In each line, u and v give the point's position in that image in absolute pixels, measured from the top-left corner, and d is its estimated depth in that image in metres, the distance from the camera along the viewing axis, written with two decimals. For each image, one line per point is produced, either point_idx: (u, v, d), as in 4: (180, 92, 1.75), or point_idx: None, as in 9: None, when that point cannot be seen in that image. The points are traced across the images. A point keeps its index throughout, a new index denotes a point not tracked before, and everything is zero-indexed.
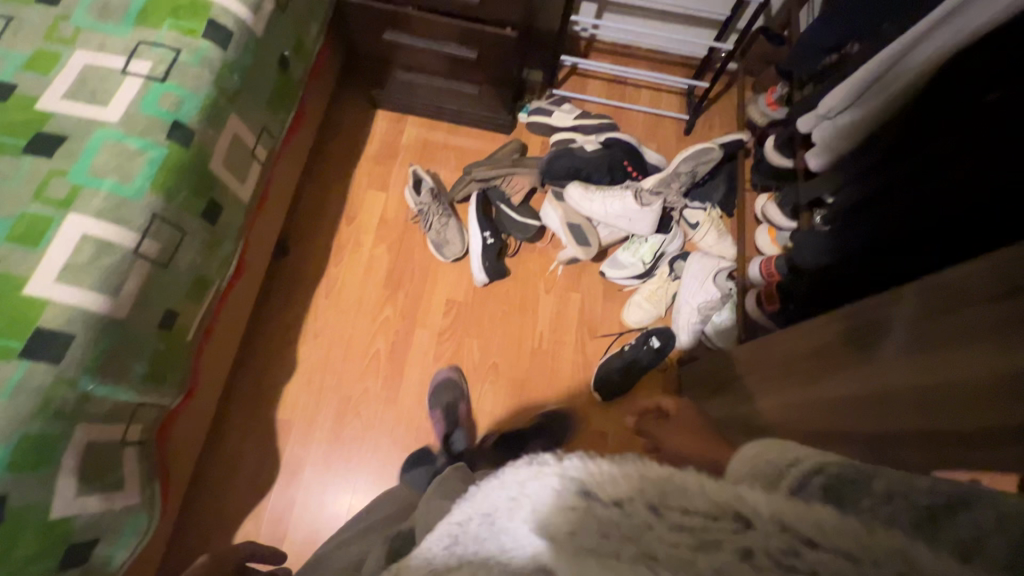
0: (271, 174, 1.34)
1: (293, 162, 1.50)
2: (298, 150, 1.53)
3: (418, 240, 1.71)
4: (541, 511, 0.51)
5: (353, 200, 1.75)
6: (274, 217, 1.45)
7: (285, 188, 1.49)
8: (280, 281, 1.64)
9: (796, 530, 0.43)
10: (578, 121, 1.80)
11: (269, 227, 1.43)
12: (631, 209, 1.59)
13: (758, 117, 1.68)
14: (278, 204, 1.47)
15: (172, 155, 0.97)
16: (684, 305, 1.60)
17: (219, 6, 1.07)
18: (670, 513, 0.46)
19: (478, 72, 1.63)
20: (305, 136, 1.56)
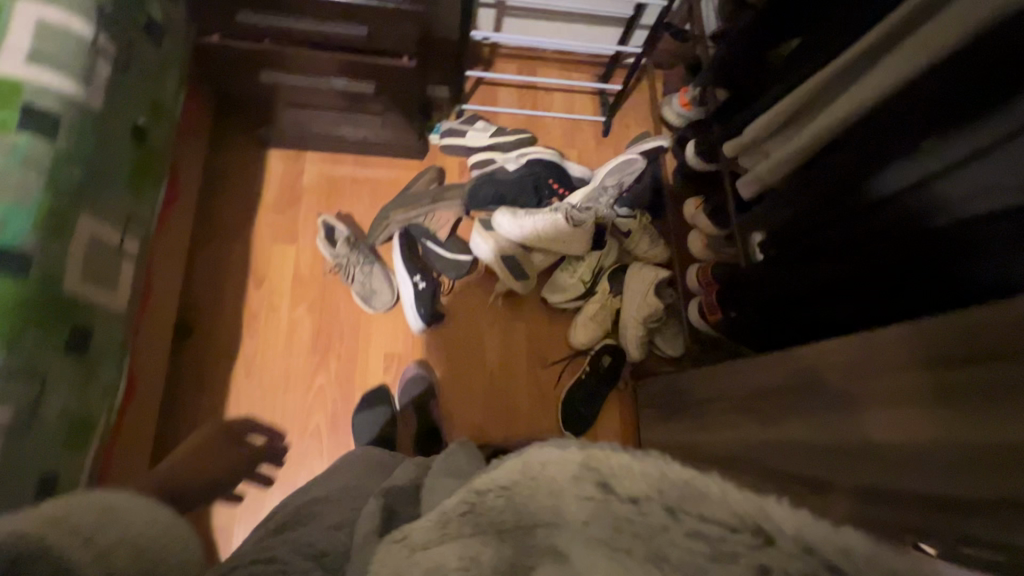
0: (150, 264, 1.13)
1: (174, 236, 1.28)
2: (178, 223, 1.29)
3: (341, 294, 1.55)
4: (562, 495, 0.63)
5: (257, 261, 1.55)
6: (161, 306, 1.23)
7: (167, 270, 1.26)
8: (186, 368, 1.43)
9: (822, 555, 0.52)
10: (495, 139, 1.70)
11: (155, 323, 1.21)
12: (564, 232, 1.52)
13: (674, 118, 1.67)
14: (164, 292, 1.25)
15: (5, 292, 0.77)
16: (630, 320, 1.55)
17: (33, 84, 0.84)
18: (688, 519, 0.57)
19: (378, 108, 1.48)
20: (186, 200, 1.33)
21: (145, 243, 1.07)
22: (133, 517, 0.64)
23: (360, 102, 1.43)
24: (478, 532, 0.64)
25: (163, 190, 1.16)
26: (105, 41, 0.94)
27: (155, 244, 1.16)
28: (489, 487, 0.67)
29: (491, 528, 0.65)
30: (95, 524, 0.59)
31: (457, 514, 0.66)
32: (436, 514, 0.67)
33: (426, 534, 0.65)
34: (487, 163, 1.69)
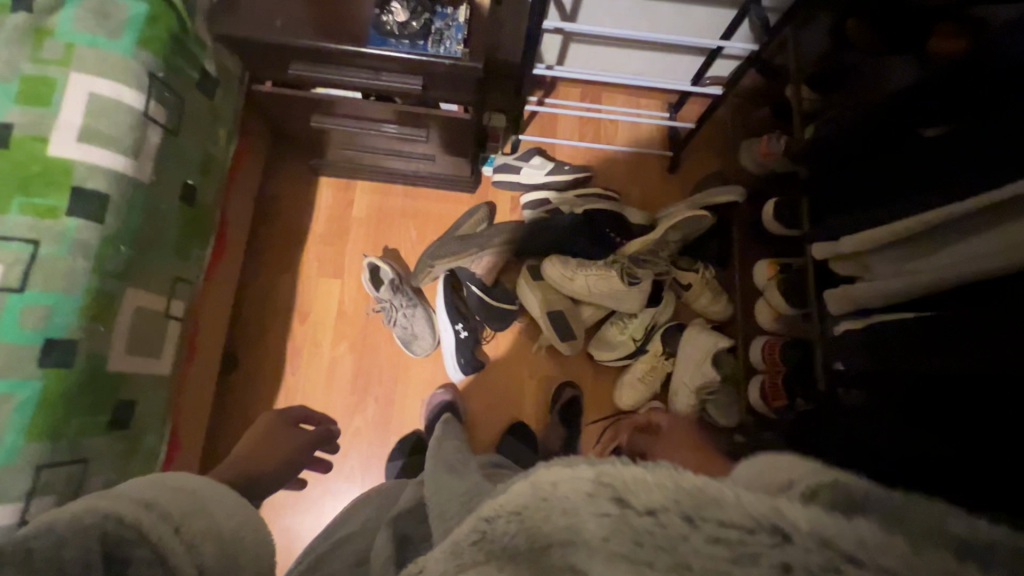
0: (197, 318, 1.13)
1: (227, 282, 1.29)
2: (228, 266, 1.30)
3: (383, 334, 1.53)
4: (575, 513, 0.46)
5: (304, 295, 1.54)
6: (215, 353, 1.26)
7: (222, 316, 1.28)
8: (230, 405, 1.45)
9: (840, 547, 0.40)
10: (551, 176, 1.59)
11: (209, 371, 1.24)
12: (617, 290, 1.42)
13: (752, 163, 1.49)
14: (218, 338, 1.27)
15: (51, 386, 0.78)
16: (683, 386, 1.44)
17: (84, 164, 0.83)
18: (708, 525, 0.42)
19: (427, 144, 1.41)
20: (236, 238, 1.33)
21: (190, 303, 1.07)
22: (219, 509, 0.60)
23: (412, 140, 1.39)
24: (491, 561, 0.49)
25: (213, 246, 1.16)
26: (156, 108, 0.92)
27: (205, 299, 1.17)
28: (500, 513, 0.51)
29: (506, 556, 0.49)
30: (182, 509, 0.57)
31: (467, 545, 0.52)
32: (448, 543, 0.55)
33: (437, 568, 0.52)
34: (541, 203, 1.59)
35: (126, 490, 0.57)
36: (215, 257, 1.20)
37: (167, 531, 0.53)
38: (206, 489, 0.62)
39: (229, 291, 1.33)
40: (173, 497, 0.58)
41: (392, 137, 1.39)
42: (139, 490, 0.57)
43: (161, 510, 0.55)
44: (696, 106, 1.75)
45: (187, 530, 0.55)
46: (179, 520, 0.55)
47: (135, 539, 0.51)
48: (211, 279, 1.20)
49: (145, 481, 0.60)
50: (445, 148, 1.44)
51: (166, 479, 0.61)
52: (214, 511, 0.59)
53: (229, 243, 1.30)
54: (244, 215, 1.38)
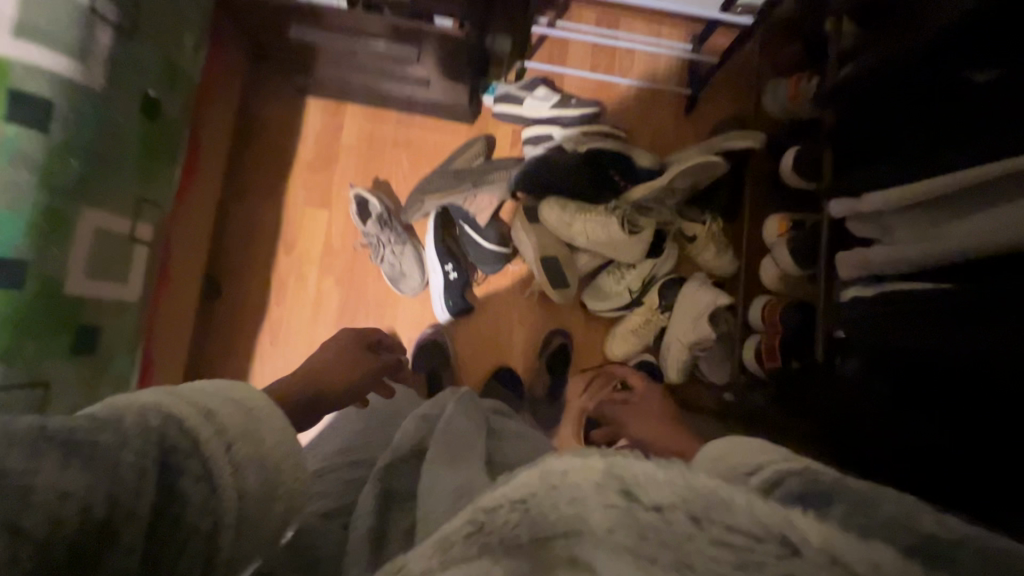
0: (168, 241, 1.07)
1: (201, 208, 1.23)
2: (203, 190, 1.23)
3: (370, 269, 1.47)
4: (583, 503, 0.45)
5: (289, 224, 1.48)
6: (190, 279, 1.22)
7: (197, 241, 1.23)
8: (213, 335, 1.43)
9: (851, 566, 0.41)
10: (555, 110, 1.47)
11: (185, 298, 1.21)
12: (616, 238, 1.35)
13: (776, 109, 1.37)
14: (195, 265, 1.23)
15: (3, 305, 0.75)
16: (675, 342, 1.39)
17: (21, 64, 0.74)
18: (715, 530, 0.42)
19: (419, 63, 1.28)
20: (209, 159, 1.24)
21: (159, 225, 1.01)
22: (270, 434, 0.57)
23: (406, 61, 1.28)
24: (486, 556, 0.45)
25: (184, 166, 1.08)
26: (103, 3, 0.82)
27: (177, 223, 1.11)
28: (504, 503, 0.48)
29: (503, 549, 0.45)
30: (238, 427, 0.54)
31: (460, 538, 0.47)
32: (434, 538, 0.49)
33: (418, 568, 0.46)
34: (542, 139, 1.48)
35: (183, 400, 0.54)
36: (188, 179, 1.13)
37: (218, 450, 0.52)
38: (260, 409, 0.58)
39: (208, 217, 1.27)
40: (234, 410, 0.56)
41: (383, 56, 1.28)
42: (196, 397, 0.55)
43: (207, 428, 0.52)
44: (722, 38, 1.58)
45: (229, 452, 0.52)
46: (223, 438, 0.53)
47: (187, 452, 0.50)
48: (183, 202, 1.13)
49: (200, 392, 0.55)
50: (442, 72, 1.32)
51: (223, 393, 0.57)
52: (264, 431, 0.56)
53: (204, 163, 1.22)
54: (221, 135, 1.29)
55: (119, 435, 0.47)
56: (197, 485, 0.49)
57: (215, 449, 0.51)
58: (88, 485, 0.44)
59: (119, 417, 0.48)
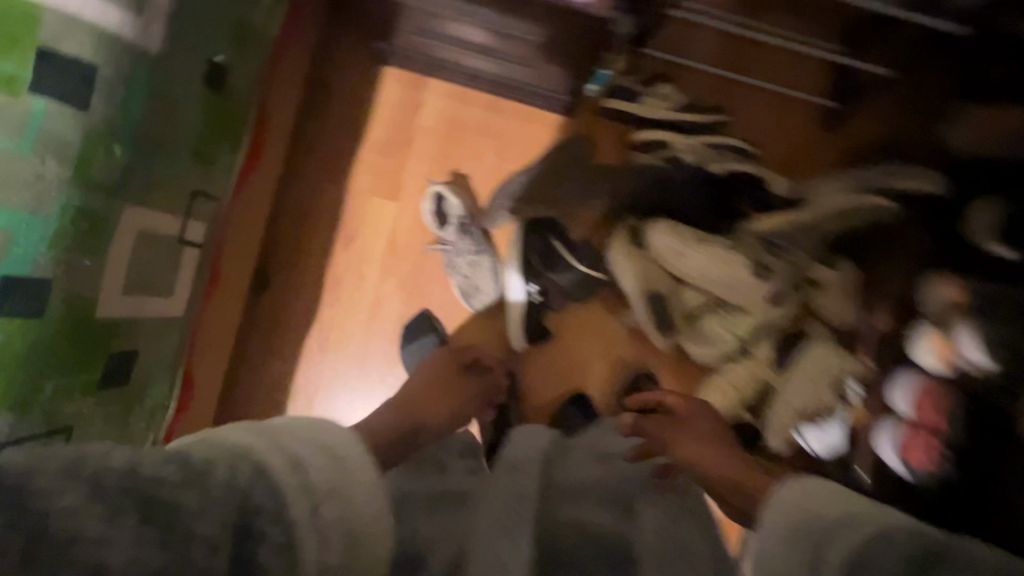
0: (221, 239, 0.89)
1: (259, 195, 1.04)
2: (262, 171, 1.03)
3: (438, 277, 1.28)
4: None
5: (350, 214, 1.28)
6: (240, 279, 1.04)
7: (251, 236, 1.04)
8: (255, 335, 1.26)
9: None
10: (676, 112, 1.23)
11: (233, 301, 1.03)
12: (740, 280, 1.14)
13: (963, 138, 1.07)
14: (247, 261, 1.05)
15: (13, 333, 0.57)
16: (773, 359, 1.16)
17: (55, 14, 0.55)
18: None
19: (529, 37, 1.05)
20: (272, 137, 1.04)
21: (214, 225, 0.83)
22: (359, 494, 0.60)
23: (515, 39, 1.06)
24: None
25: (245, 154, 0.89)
26: None
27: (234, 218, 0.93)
28: None
29: None
30: (329, 482, 0.58)
31: None
32: None
33: None
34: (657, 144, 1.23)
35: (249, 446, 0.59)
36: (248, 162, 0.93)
37: (304, 509, 0.54)
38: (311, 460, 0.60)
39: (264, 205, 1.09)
40: (326, 460, 0.61)
41: (488, 30, 1.06)
42: (289, 446, 0.60)
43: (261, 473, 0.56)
44: None
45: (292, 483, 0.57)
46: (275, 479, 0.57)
47: (268, 516, 0.52)
48: (241, 191, 0.94)
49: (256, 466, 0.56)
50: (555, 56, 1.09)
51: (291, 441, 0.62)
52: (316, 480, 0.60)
53: (267, 140, 1.02)
54: (286, 108, 1.09)
55: (204, 487, 0.50)
56: (273, 551, 0.51)
57: (296, 510, 0.54)
58: (155, 549, 0.46)
59: (209, 466, 0.52)
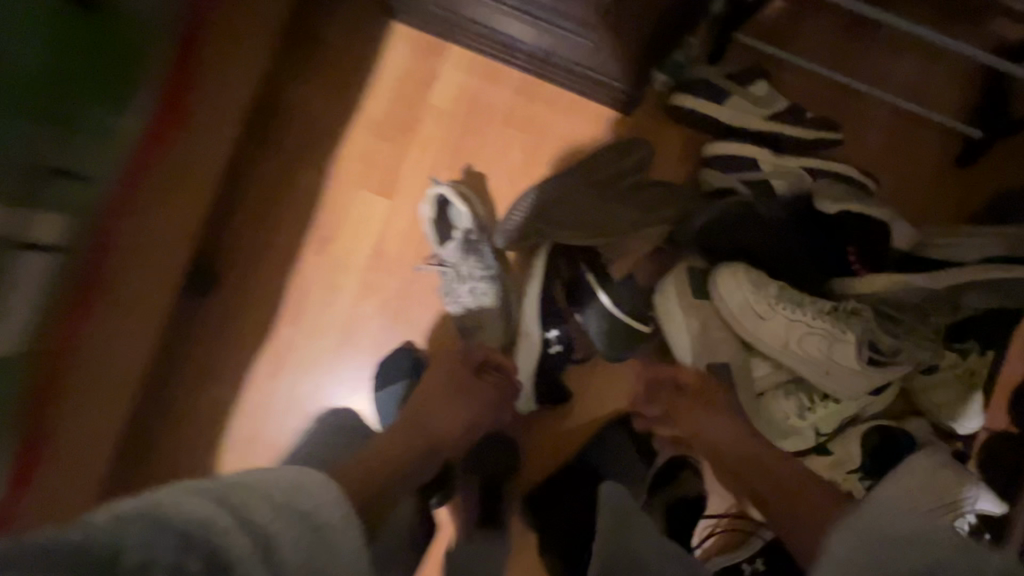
0: (101, 240, 0.60)
1: (190, 176, 0.76)
2: (197, 142, 0.74)
3: (432, 303, 0.99)
4: None
5: (329, 210, 0.99)
6: (153, 285, 0.75)
7: (175, 229, 0.76)
8: (188, 352, 0.97)
9: None
10: (772, 123, 0.92)
11: (139, 316, 0.75)
12: (838, 359, 0.84)
13: None
14: (169, 261, 0.77)
15: None
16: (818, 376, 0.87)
17: None
18: None
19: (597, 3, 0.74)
20: (214, 93, 0.74)
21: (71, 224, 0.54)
22: (343, 543, 0.58)
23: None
24: None
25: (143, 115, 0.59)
26: None
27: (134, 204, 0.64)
28: None
29: None
30: (309, 507, 0.58)
31: None
32: None
33: None
34: (739, 164, 0.93)
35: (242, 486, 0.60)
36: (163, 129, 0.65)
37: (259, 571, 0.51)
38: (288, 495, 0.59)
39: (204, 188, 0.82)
40: (290, 494, 0.58)
41: None
42: (263, 489, 0.57)
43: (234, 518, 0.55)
44: None
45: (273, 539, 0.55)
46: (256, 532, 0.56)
47: None
48: (150, 169, 0.65)
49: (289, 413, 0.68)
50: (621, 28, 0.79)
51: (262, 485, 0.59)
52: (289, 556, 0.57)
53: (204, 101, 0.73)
54: (243, 56, 0.79)
55: (151, 556, 0.46)
56: None
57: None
58: None
59: (186, 526, 0.50)
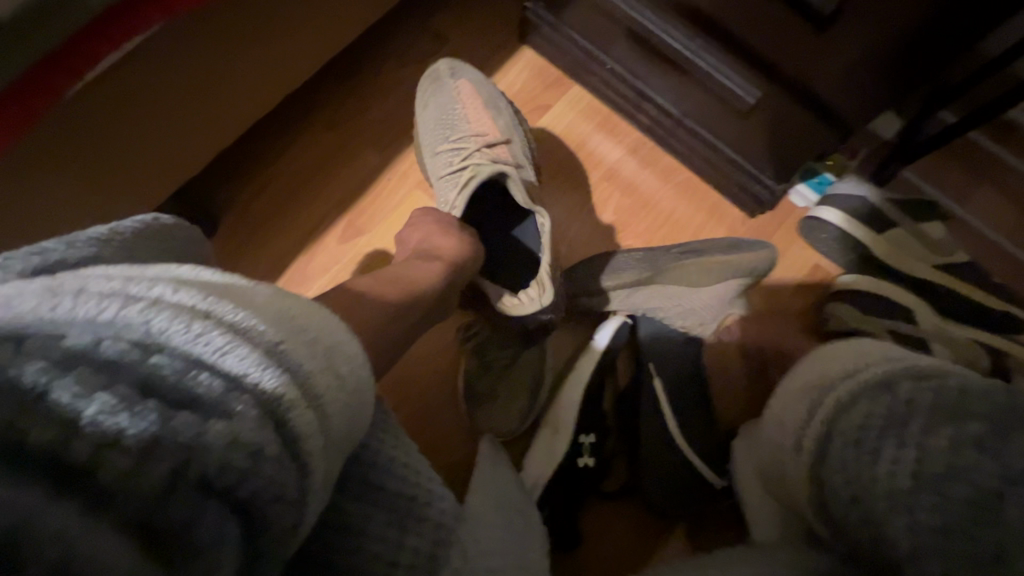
0: (64, 67, 0.42)
1: (217, 86, 0.61)
2: (212, 59, 0.58)
3: (447, 340, 0.77)
4: None
5: (375, 199, 0.84)
6: (97, 195, 0.58)
7: (135, 120, 0.55)
8: None
9: None
10: (936, 274, 0.74)
11: (70, 202, 0.56)
12: None
13: None
14: (145, 175, 0.62)
15: None
16: (913, 381, 0.43)
17: None
18: None
19: (819, 61, 0.58)
20: (292, 32, 0.64)
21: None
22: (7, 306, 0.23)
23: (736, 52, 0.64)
24: None
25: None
26: None
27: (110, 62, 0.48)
28: None
29: None
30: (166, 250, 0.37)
31: None
32: None
33: None
34: (890, 310, 0.72)
35: (182, 269, 0.28)
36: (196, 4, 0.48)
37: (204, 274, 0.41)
38: (332, 328, 0.30)
39: (228, 103, 0.64)
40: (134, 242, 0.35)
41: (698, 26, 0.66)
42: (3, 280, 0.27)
43: (227, 318, 0.25)
44: None
45: (296, 346, 0.27)
46: (303, 364, 0.27)
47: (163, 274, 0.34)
48: (144, 45, 0.50)
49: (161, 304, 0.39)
50: (791, 105, 0.65)
51: (260, 292, 0.28)
52: (333, 323, 0.31)
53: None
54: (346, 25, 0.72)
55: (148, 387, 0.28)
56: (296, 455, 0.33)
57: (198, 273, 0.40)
58: None
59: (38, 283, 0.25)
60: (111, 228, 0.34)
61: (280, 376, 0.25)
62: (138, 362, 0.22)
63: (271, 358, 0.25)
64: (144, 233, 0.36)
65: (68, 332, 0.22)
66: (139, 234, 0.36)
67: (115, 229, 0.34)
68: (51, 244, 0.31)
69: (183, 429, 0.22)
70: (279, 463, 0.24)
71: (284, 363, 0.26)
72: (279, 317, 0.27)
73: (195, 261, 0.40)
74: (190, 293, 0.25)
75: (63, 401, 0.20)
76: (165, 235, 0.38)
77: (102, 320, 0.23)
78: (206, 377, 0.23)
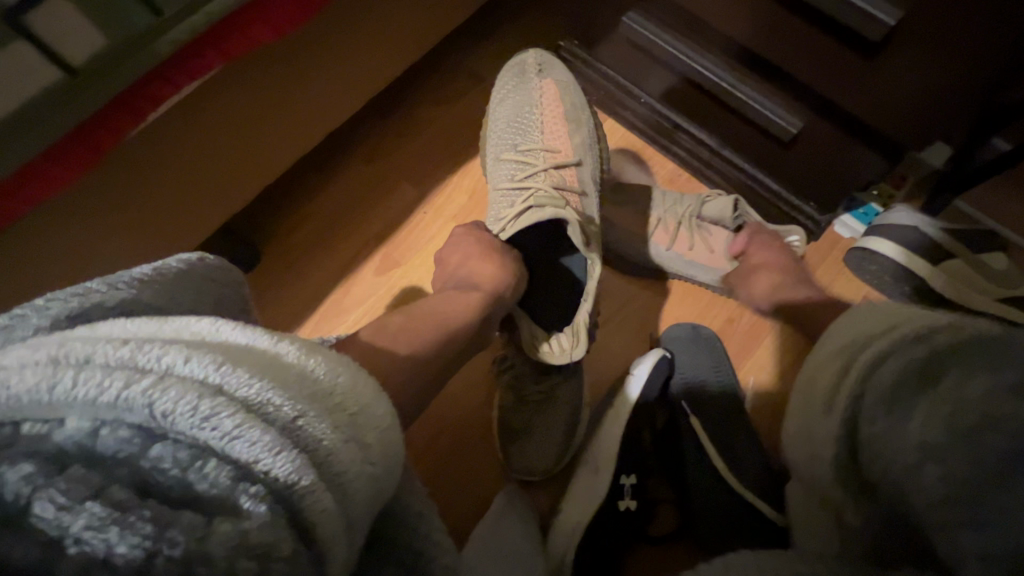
0: (132, 109, 0.45)
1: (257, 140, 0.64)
2: (259, 105, 0.60)
3: (480, 374, 0.76)
4: None
5: (409, 234, 0.85)
6: (146, 235, 0.60)
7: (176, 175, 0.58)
8: None
9: None
10: (1000, 308, 0.69)
11: (121, 251, 0.58)
12: None
13: None
14: (190, 219, 0.64)
15: None
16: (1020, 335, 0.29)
17: None
18: None
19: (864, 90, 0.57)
20: (330, 80, 0.67)
21: (39, 58, 0.37)
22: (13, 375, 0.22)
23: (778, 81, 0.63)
24: None
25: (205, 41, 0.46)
26: None
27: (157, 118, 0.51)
28: None
29: None
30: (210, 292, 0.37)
31: None
32: None
33: None
34: None
35: (201, 324, 0.27)
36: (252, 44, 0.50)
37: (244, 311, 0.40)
38: (359, 393, 0.28)
39: (272, 145, 0.67)
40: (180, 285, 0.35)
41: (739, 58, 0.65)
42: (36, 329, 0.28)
43: (239, 394, 0.24)
44: None
45: (314, 418, 0.25)
46: (320, 439, 0.25)
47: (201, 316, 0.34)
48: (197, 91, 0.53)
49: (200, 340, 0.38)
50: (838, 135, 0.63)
51: (284, 356, 0.27)
52: (357, 385, 0.29)
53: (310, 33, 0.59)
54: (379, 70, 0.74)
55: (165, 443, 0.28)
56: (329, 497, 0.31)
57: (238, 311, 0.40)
58: None
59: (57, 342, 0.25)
60: (156, 269, 0.34)
61: (294, 461, 0.23)
62: (139, 455, 0.22)
63: (285, 439, 0.24)
64: (188, 272, 0.36)
65: (65, 422, 0.22)
66: (183, 275, 0.35)
67: (157, 268, 0.34)
68: (94, 287, 0.31)
69: (186, 533, 0.20)
70: (294, 559, 0.22)
71: (299, 442, 0.24)
72: (302, 388, 0.26)
73: (233, 301, 0.39)
74: (205, 364, 0.24)
75: (48, 515, 0.20)
76: (210, 276, 0.37)
77: (109, 403, 0.22)
78: (213, 467, 0.22)
